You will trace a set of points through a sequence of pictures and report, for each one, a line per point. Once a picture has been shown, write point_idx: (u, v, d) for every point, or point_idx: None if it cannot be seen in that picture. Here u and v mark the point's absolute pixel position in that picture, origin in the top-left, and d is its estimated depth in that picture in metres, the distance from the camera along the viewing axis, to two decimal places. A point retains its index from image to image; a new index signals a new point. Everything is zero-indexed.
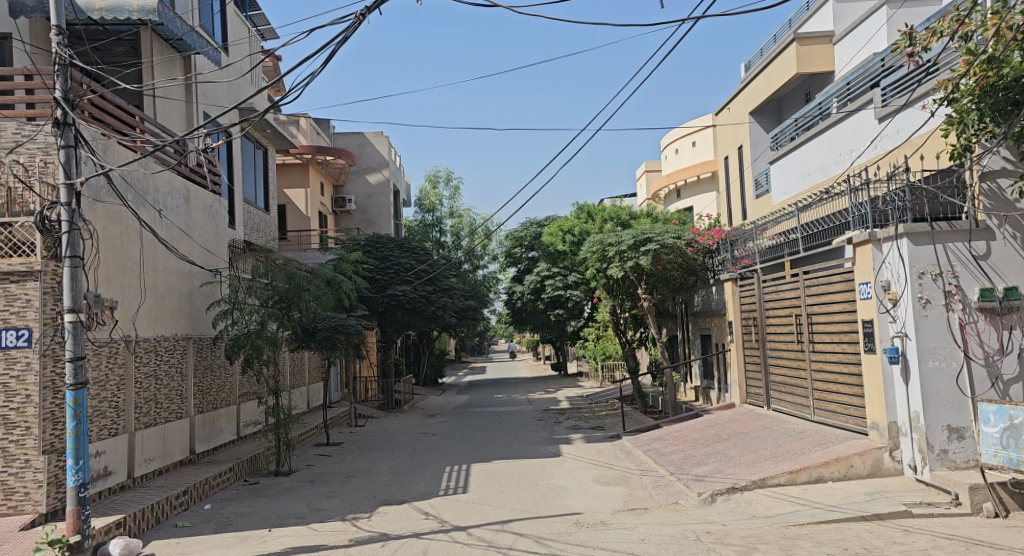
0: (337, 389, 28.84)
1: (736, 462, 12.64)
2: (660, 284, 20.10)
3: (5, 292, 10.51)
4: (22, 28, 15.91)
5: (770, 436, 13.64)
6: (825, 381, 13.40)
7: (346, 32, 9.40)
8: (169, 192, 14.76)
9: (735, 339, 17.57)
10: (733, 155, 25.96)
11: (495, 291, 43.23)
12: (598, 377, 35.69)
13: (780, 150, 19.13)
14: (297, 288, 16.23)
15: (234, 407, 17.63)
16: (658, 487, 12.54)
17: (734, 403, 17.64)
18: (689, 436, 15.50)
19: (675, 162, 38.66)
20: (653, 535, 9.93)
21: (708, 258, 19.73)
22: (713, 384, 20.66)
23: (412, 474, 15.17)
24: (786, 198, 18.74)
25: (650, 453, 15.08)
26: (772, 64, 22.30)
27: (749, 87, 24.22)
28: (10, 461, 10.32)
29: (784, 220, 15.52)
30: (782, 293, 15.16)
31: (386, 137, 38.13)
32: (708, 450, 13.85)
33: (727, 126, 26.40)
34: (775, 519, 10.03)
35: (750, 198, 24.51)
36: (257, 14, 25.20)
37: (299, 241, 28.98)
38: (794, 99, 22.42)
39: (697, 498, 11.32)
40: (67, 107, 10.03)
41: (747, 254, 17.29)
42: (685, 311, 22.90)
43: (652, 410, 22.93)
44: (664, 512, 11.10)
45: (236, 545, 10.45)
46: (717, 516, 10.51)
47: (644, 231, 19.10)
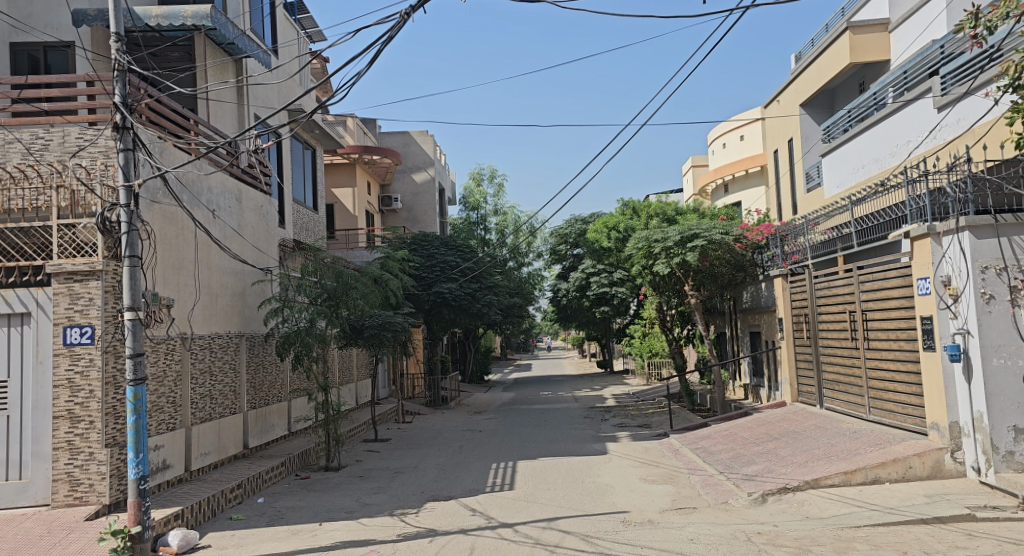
0: (384, 387, 29.32)
1: (788, 462, 12.51)
2: (708, 280, 20.02)
3: (70, 291, 10.87)
4: (83, 36, 16.51)
5: (823, 435, 13.47)
6: (881, 378, 13.19)
7: (391, 32, 9.49)
8: (222, 192, 15.14)
9: (785, 335, 17.36)
10: (782, 148, 25.53)
11: (540, 288, 43.40)
12: (647, 375, 35.58)
13: (832, 142, 18.85)
14: (346, 286, 16.44)
15: (286, 402, 18.04)
16: (707, 486, 12.48)
17: (784, 401, 17.42)
18: (739, 435, 15.36)
19: (722, 156, 38.31)
20: (703, 535, 9.89)
21: (757, 253, 19.61)
22: (763, 383, 20.48)
23: (460, 470, 15.37)
24: (839, 191, 18.54)
25: (698, 452, 14.97)
26: (824, 54, 22.03)
27: (799, 78, 23.91)
28: (76, 454, 10.68)
29: (836, 214, 15.35)
30: (834, 289, 14.96)
31: (431, 135, 38.44)
32: (758, 449, 13.73)
33: (775, 119, 26.08)
34: (831, 521, 9.92)
35: (799, 192, 24.24)
36: (305, 18, 25.72)
37: (347, 241, 29.67)
38: (846, 90, 22.17)
39: (747, 498, 11.26)
40: (125, 111, 10.30)
41: (798, 249, 17.13)
42: (734, 308, 22.73)
43: (700, 408, 22.79)
44: (713, 512, 11.05)
45: (289, 539, 10.70)
46: (768, 517, 10.43)
47: (691, 227, 18.95)
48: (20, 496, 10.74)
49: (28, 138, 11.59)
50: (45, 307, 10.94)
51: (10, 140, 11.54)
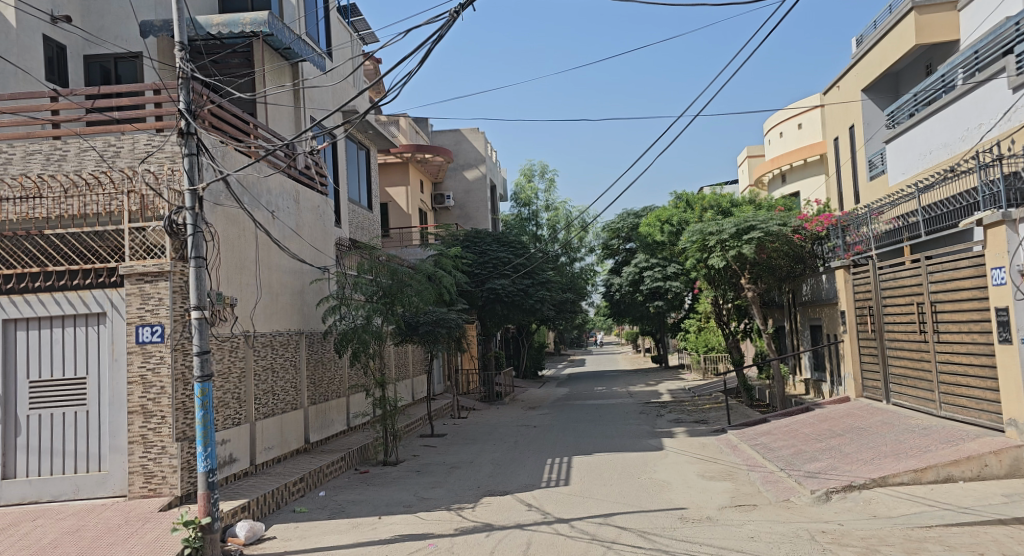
0: (439, 383, 29.70)
1: (853, 459, 12.36)
2: (766, 272, 19.82)
3: (141, 291, 11.30)
4: (150, 46, 17.58)
5: (890, 432, 13.27)
6: (953, 373, 12.93)
7: (441, 31, 9.52)
8: (281, 194, 15.55)
9: (849, 329, 17.15)
10: (843, 135, 25.08)
11: (593, 283, 43.41)
12: (703, 371, 34.50)
13: (896, 128, 18.52)
14: (400, 284, 16.72)
15: (344, 398, 18.45)
16: (767, 483, 12.40)
17: (848, 396, 17.17)
18: (800, 431, 15.21)
19: (780, 145, 37.78)
20: (764, 533, 9.86)
21: (817, 245, 19.24)
22: (825, 377, 20.19)
23: (515, 465, 15.54)
24: (905, 178, 18.25)
25: (758, 448, 14.89)
26: (888, 36, 21.61)
27: (861, 62, 23.45)
28: (150, 447, 11.13)
29: (902, 203, 15.06)
30: (900, 280, 14.72)
31: (482, 133, 38.72)
32: (822, 446, 13.59)
33: (835, 105, 25.62)
34: (900, 521, 9.79)
35: (861, 181, 23.77)
36: (358, 20, 26.17)
37: (401, 239, 30.09)
38: (912, 72, 21.70)
39: (810, 495, 11.18)
40: (189, 118, 10.61)
41: (861, 240, 16.84)
42: (793, 301, 22.48)
43: (759, 403, 22.58)
44: (774, 509, 11.00)
45: (349, 532, 10.99)
46: (833, 515, 10.34)
47: (747, 219, 18.79)
48: (99, 488, 11.24)
49: (101, 145, 12.07)
50: (119, 307, 11.42)
51: (85, 148, 12.04)
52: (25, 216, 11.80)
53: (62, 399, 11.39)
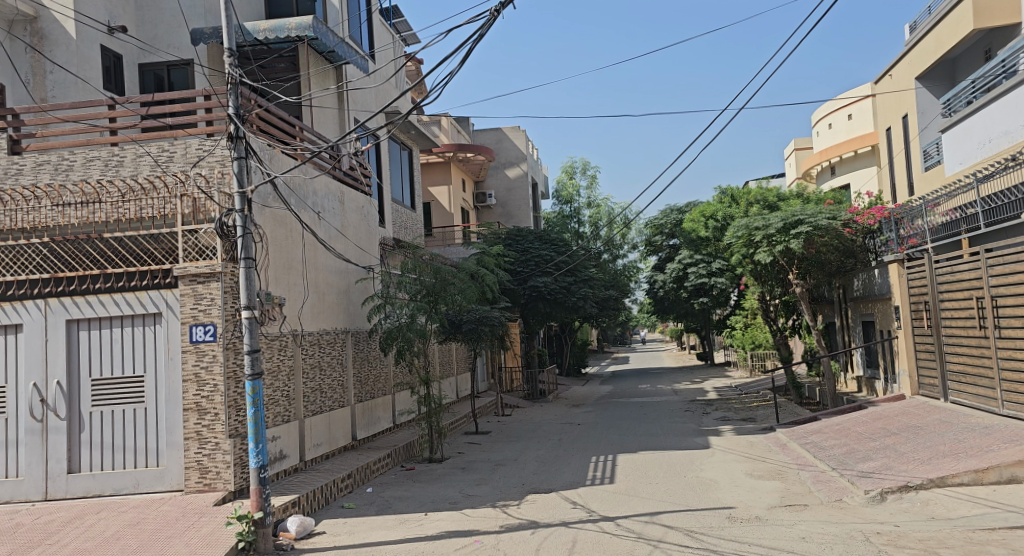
0: (483, 380, 29.88)
1: (909, 459, 12.18)
2: (815, 267, 19.52)
3: (194, 292, 11.62)
4: (200, 53, 18.12)
5: (948, 431, 13.05)
6: (1016, 370, 12.68)
7: (482, 30, 9.56)
8: (326, 195, 15.81)
9: (904, 326, 16.82)
10: (897, 125, 24.63)
11: (636, 280, 43.27)
12: (750, 366, 34.22)
13: (953, 116, 18.19)
14: (443, 282, 16.79)
15: (390, 396, 18.69)
16: (819, 483, 12.27)
17: (903, 394, 16.90)
18: (852, 430, 15.01)
19: (828, 137, 37.25)
20: (816, 533, 9.79)
21: (869, 238, 18.86)
22: (879, 375, 19.86)
23: (559, 463, 15.59)
24: (963, 167, 17.91)
25: (808, 447, 14.74)
26: (944, 21, 21.15)
27: (915, 50, 23.01)
28: (205, 443, 11.44)
29: (959, 193, 14.92)
30: (958, 273, 14.50)
31: (523, 131, 38.83)
32: (876, 445, 13.41)
33: (888, 95, 25.16)
34: (959, 523, 9.65)
35: (916, 171, 23.31)
36: (400, 21, 26.46)
37: (444, 238, 30.31)
38: (969, 58, 21.20)
39: (864, 496, 11.05)
40: (238, 122, 10.86)
41: (915, 233, 16.54)
42: (843, 297, 22.21)
43: (809, 401, 22.29)
44: (826, 510, 10.91)
45: (397, 527, 11.17)
46: (889, 516, 10.22)
47: (794, 213, 18.58)
48: (158, 482, 11.58)
49: (156, 151, 12.37)
50: (174, 307, 11.75)
51: (140, 153, 12.38)
52: (86, 220, 12.18)
53: (123, 396, 11.76)
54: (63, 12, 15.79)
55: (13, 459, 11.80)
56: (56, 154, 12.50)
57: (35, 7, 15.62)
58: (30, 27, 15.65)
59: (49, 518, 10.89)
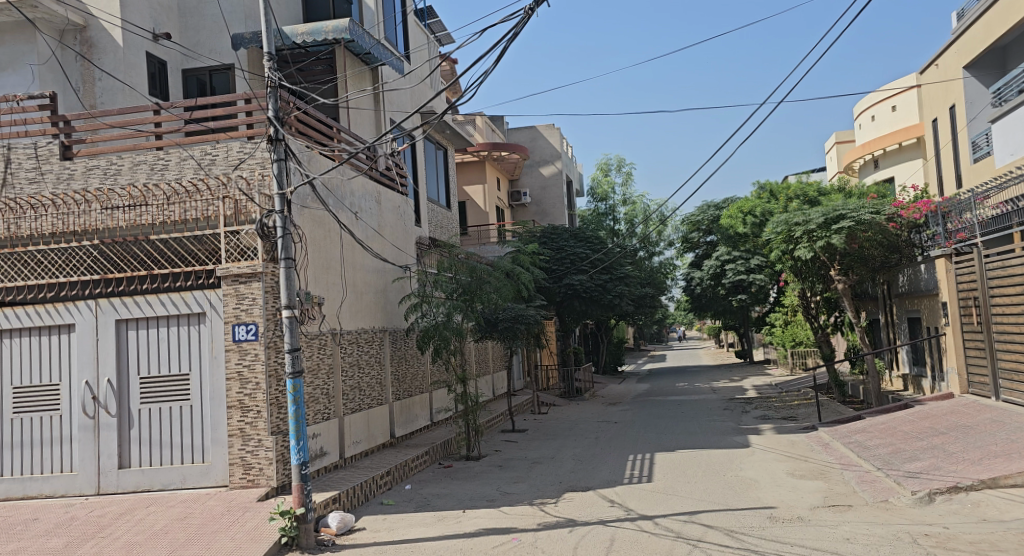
0: (519, 378, 29.97)
1: (959, 459, 11.99)
2: (858, 263, 19.21)
3: (236, 291, 11.85)
4: (241, 58, 18.40)
5: (999, 431, 12.82)
6: None
7: (516, 28, 9.59)
8: (363, 195, 16.00)
9: (951, 324, 16.75)
10: (943, 116, 24.18)
11: (673, 277, 43.07)
12: (790, 365, 33.63)
13: (1005, 106, 17.89)
14: (479, 281, 16.90)
15: (427, 394, 18.86)
16: (863, 483, 12.13)
17: (953, 393, 16.64)
18: (899, 429, 14.80)
19: (871, 129, 36.75)
20: (861, 534, 9.71)
21: (915, 233, 18.66)
22: (926, 373, 19.56)
23: (597, 461, 15.60)
24: (1015, 158, 17.64)
25: (852, 446, 14.57)
26: (993, 8, 20.67)
27: (961, 38, 22.55)
28: (248, 440, 11.67)
29: (1012, 185, 14.48)
30: (1011, 268, 14.30)
31: (557, 128, 38.82)
32: (923, 445, 13.22)
33: (934, 85, 24.70)
34: (1011, 525, 9.49)
35: (964, 163, 22.89)
36: (434, 21, 26.64)
37: (479, 236, 30.48)
38: (1020, 46, 20.71)
39: (911, 496, 10.92)
40: (278, 124, 11.03)
41: (963, 227, 16.22)
42: (888, 293, 21.97)
43: (852, 400, 22.00)
44: (872, 510, 10.79)
45: (436, 524, 11.30)
46: (937, 517, 10.09)
47: (836, 208, 18.38)
48: (203, 478, 11.83)
49: (199, 154, 12.64)
50: (217, 307, 12.00)
51: (185, 157, 12.66)
52: (133, 223, 12.46)
53: (169, 394, 12.04)
54: (111, 21, 16.19)
55: (66, 456, 12.13)
56: (104, 158, 12.85)
57: (85, 16, 16.12)
58: (80, 36, 16.18)
59: (102, 511, 11.19)
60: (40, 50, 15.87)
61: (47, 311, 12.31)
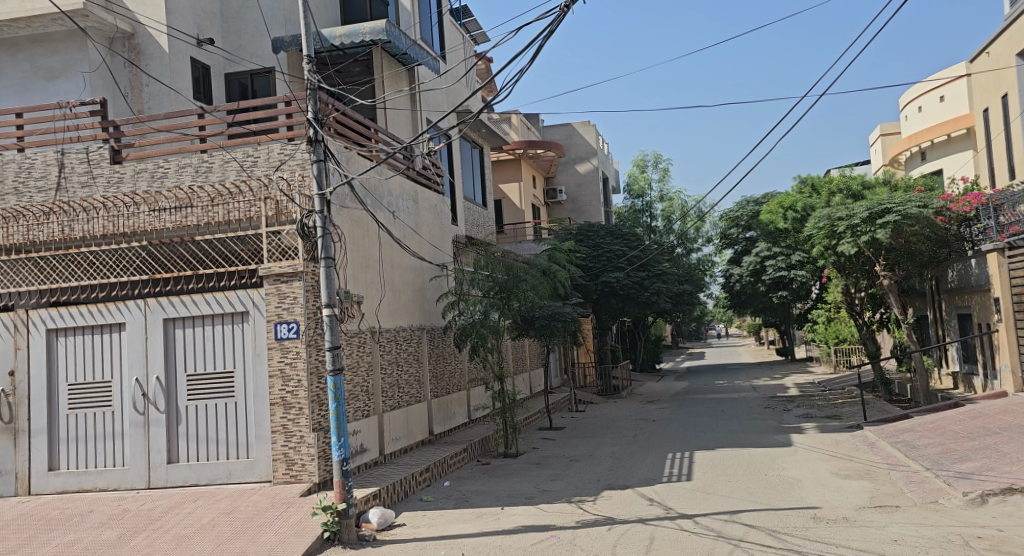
0: (556, 376, 29.99)
1: (1011, 459, 11.78)
2: (904, 259, 18.91)
3: (278, 291, 12.06)
4: (281, 61, 18.67)
5: None
6: None
7: (551, 26, 9.59)
8: (401, 195, 16.16)
9: (1005, 317, 16.40)
10: (995, 106, 23.68)
11: (711, 274, 42.75)
12: (833, 363, 33.17)
13: None
14: (515, 278, 16.87)
15: (465, 391, 18.99)
16: (911, 483, 11.97)
17: (1005, 391, 16.30)
18: (948, 429, 14.56)
19: (918, 121, 36.18)
20: (909, 536, 9.60)
21: (964, 226, 18.35)
22: (977, 371, 19.19)
23: (635, 459, 15.60)
24: None
25: (899, 445, 14.37)
26: None
27: (1013, 26, 22.03)
28: (290, 437, 11.88)
29: None
30: None
31: (593, 125, 38.70)
32: (974, 445, 13.00)
33: (985, 74, 24.18)
34: None
35: (1018, 153, 22.48)
36: (470, 21, 26.76)
37: (515, 234, 30.64)
38: None
39: (962, 498, 10.76)
40: (317, 126, 11.21)
41: (1017, 220, 16.07)
42: (937, 290, 21.77)
43: (899, 398, 21.65)
44: (921, 511, 10.66)
45: (475, 521, 11.40)
46: (989, 520, 9.93)
47: (881, 202, 18.13)
48: (248, 473, 12.07)
49: (241, 156, 12.91)
50: (259, 306, 12.22)
51: (228, 159, 12.92)
52: (179, 224, 12.74)
53: (214, 392, 12.29)
54: (157, 28, 16.61)
55: (117, 450, 12.45)
56: (152, 162, 13.19)
57: (132, 24, 16.56)
58: (127, 43, 16.67)
59: (152, 505, 11.48)
60: (91, 58, 16.31)
61: (98, 311, 12.65)
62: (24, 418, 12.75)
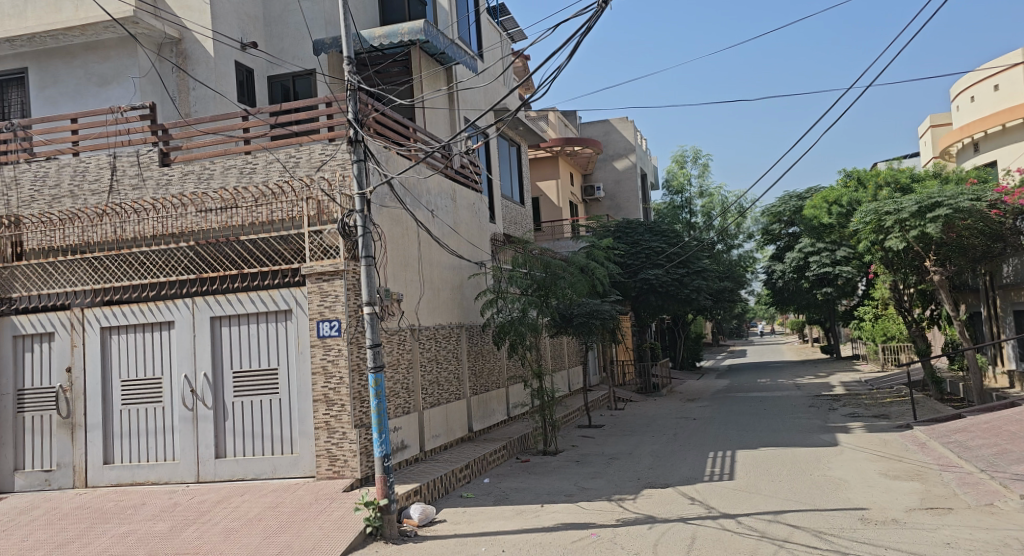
0: (595, 374, 29.94)
1: None
2: (955, 254, 18.45)
3: (320, 289, 12.23)
4: (322, 63, 18.79)
5: None
6: None
7: (590, 22, 9.58)
8: (439, 193, 16.27)
9: None
10: None
11: (753, 271, 42.30)
12: (881, 361, 32.60)
13: None
14: (553, 276, 17.13)
15: (504, 389, 19.08)
16: (964, 485, 11.76)
17: None
18: (1003, 429, 14.26)
19: (970, 111, 35.50)
20: (962, 539, 9.44)
21: (1019, 219, 18.06)
22: None
23: (676, 458, 15.53)
24: None
25: (951, 446, 14.11)
26: None
27: None
28: (333, 433, 12.04)
29: None
30: None
31: (631, 121, 38.51)
32: None
33: None
34: None
35: None
36: (507, 19, 26.81)
37: (553, 232, 30.72)
38: None
39: (1017, 501, 10.54)
40: (357, 126, 11.33)
41: None
42: (991, 286, 21.60)
43: (951, 397, 21.21)
44: (974, 514, 10.47)
45: (515, 518, 11.46)
46: None
47: (931, 195, 17.67)
48: (293, 468, 12.28)
49: (284, 157, 13.13)
50: (303, 304, 12.41)
51: (271, 160, 13.14)
52: (225, 224, 12.99)
53: (260, 388, 12.52)
54: (203, 33, 16.91)
55: (168, 445, 12.74)
56: (199, 164, 13.47)
57: (179, 30, 16.92)
58: (176, 49, 17.01)
59: (201, 498, 11.74)
60: (141, 63, 16.81)
61: (149, 310, 12.96)
62: (80, 413, 13.09)
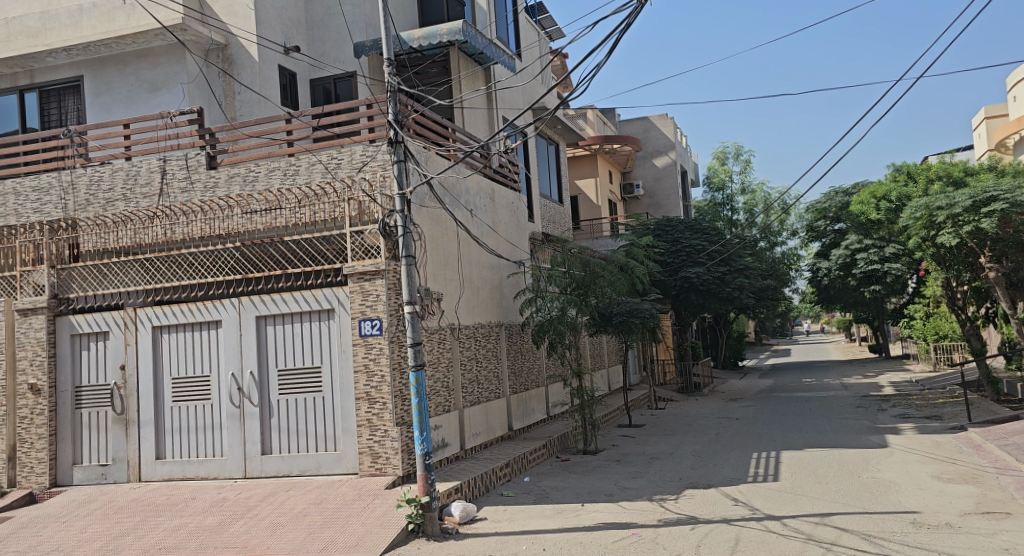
0: (635, 373, 29.82)
1: None
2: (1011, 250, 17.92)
3: (361, 289, 12.36)
4: (362, 64, 19.05)
5: None
6: None
7: (629, 19, 9.50)
8: (478, 193, 16.34)
9: None
10: None
11: (797, 269, 41.74)
12: (933, 360, 31.89)
13: None
14: (593, 274, 17.16)
15: (543, 388, 19.11)
16: (1021, 489, 11.50)
17: None
18: None
19: None
20: (1020, 545, 9.24)
21: None
22: None
23: (718, 458, 15.42)
24: None
25: (1008, 449, 13.79)
26: None
27: None
28: (375, 430, 12.18)
29: None
30: None
31: (671, 118, 38.26)
32: None
33: None
34: None
35: None
36: (545, 17, 26.82)
37: (591, 230, 30.67)
38: None
39: None
40: (397, 127, 11.43)
41: None
42: None
43: (1008, 399, 20.66)
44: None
45: (555, 517, 11.48)
46: None
47: (985, 190, 17.48)
48: (336, 465, 12.44)
49: (326, 158, 13.31)
50: (345, 303, 12.57)
51: (314, 161, 13.33)
52: (269, 225, 13.21)
53: (303, 387, 12.71)
54: (248, 38, 17.20)
55: (216, 441, 13.00)
56: (244, 166, 13.72)
57: (225, 35, 17.24)
58: (222, 54, 17.33)
59: (249, 494, 11.97)
60: (189, 69, 17.08)
61: (197, 309, 13.25)
62: (134, 410, 13.42)
